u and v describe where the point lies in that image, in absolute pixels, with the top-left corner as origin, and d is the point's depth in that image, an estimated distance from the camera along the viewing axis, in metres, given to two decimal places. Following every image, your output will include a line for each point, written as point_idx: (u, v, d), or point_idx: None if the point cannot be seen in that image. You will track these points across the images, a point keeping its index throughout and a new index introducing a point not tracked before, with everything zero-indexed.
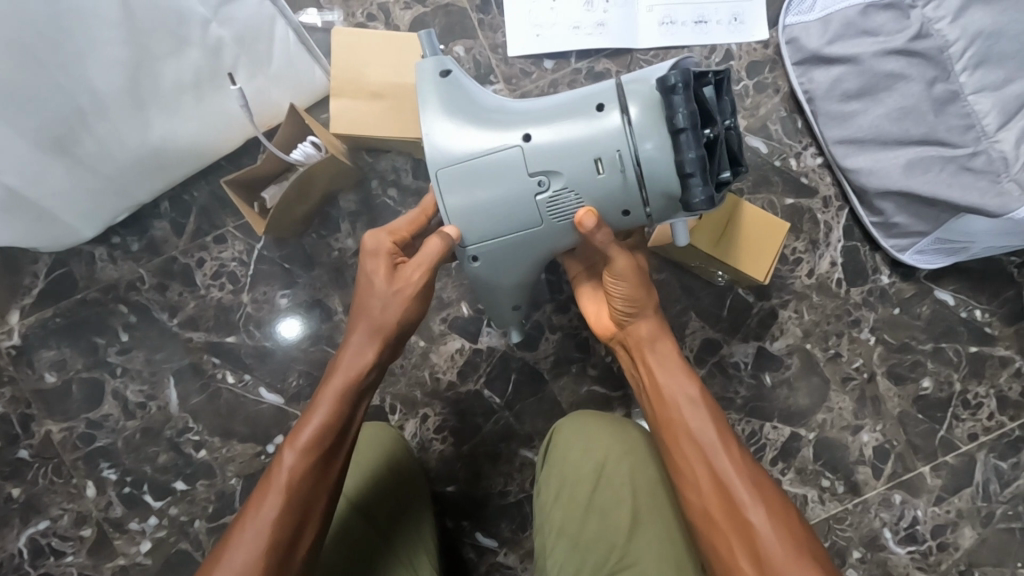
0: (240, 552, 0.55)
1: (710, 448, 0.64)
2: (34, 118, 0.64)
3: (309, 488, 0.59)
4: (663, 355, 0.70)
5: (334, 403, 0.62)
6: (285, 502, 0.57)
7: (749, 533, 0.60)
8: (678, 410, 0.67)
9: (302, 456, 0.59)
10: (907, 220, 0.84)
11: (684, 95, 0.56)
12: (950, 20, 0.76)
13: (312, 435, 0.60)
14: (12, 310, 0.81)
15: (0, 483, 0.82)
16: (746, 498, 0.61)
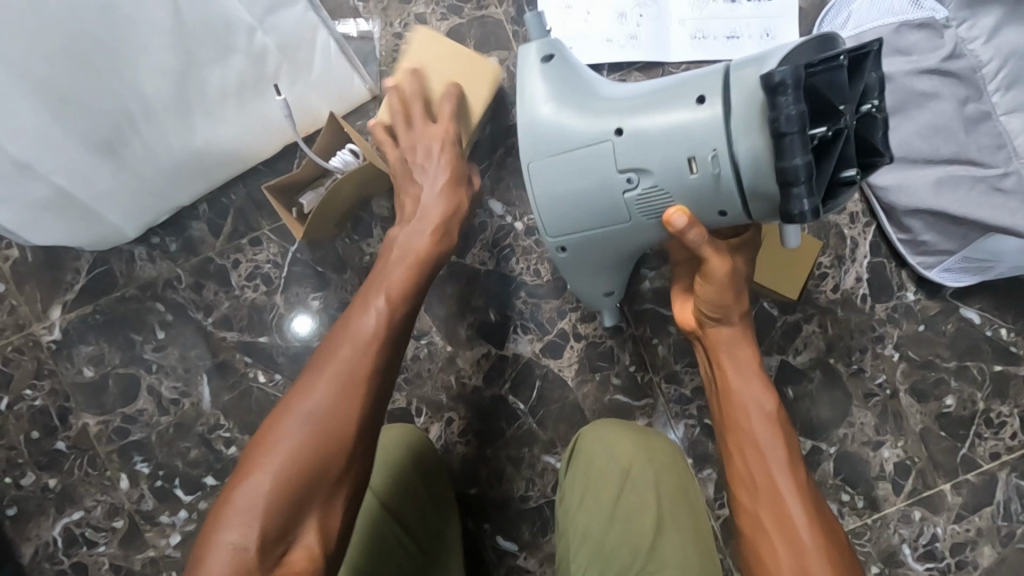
0: (326, 392, 0.56)
1: (775, 461, 0.65)
2: (84, 119, 0.66)
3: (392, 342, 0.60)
4: (739, 360, 0.70)
5: (409, 268, 0.66)
6: (372, 345, 0.58)
7: (799, 552, 0.60)
8: (747, 418, 0.67)
9: (384, 310, 0.61)
10: (934, 237, 0.84)
11: (798, 91, 0.52)
12: (983, 41, 0.79)
13: (391, 293, 0.63)
14: (54, 306, 0.84)
15: (38, 474, 0.85)
16: (800, 517, 0.62)
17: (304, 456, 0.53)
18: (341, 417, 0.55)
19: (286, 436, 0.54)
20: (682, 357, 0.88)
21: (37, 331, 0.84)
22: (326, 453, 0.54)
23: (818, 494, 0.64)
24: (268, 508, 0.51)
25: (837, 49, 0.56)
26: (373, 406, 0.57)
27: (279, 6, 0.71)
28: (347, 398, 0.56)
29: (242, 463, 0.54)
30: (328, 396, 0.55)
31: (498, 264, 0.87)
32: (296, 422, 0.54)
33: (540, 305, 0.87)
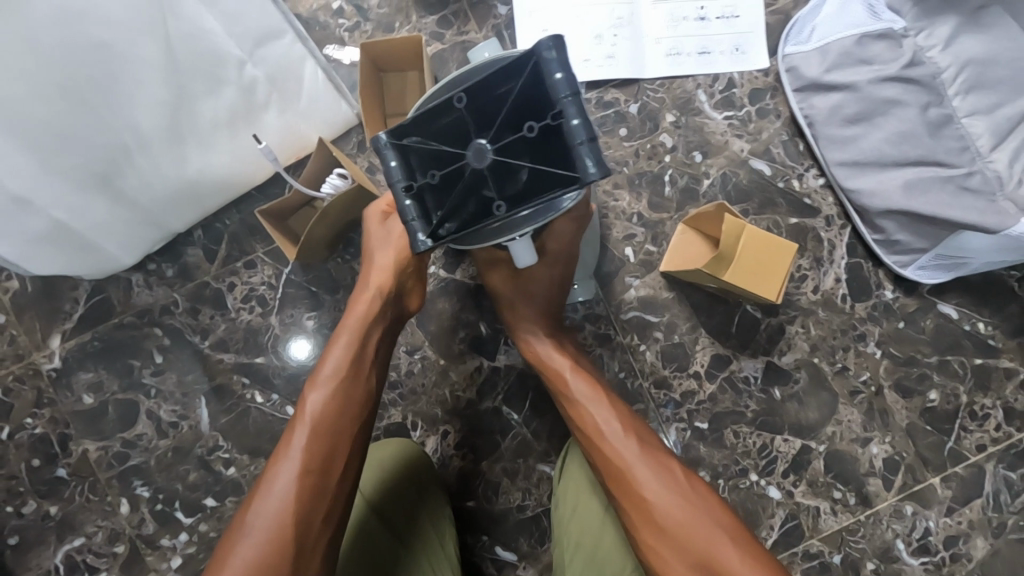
0: (286, 463, 0.61)
1: (610, 434, 0.70)
2: (81, 156, 0.68)
3: (335, 413, 0.65)
4: (557, 367, 0.76)
5: (359, 326, 0.70)
6: (321, 417, 0.64)
7: (656, 511, 0.65)
8: (577, 406, 0.73)
9: (329, 378, 0.66)
10: (907, 237, 0.86)
11: (394, 146, 0.56)
12: (942, 48, 0.81)
13: (332, 368, 0.67)
14: (53, 335, 0.85)
15: (38, 502, 0.86)
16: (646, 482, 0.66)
17: (276, 527, 0.58)
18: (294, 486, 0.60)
19: (258, 509, 0.59)
20: (670, 363, 0.90)
21: (37, 360, 0.85)
22: (289, 519, 0.59)
23: (670, 459, 0.68)
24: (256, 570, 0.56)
25: (518, 74, 0.52)
26: (321, 468, 0.62)
27: (269, 39, 0.74)
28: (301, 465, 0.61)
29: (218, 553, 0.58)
30: (284, 474, 0.61)
31: None
32: (263, 500, 0.60)
33: None
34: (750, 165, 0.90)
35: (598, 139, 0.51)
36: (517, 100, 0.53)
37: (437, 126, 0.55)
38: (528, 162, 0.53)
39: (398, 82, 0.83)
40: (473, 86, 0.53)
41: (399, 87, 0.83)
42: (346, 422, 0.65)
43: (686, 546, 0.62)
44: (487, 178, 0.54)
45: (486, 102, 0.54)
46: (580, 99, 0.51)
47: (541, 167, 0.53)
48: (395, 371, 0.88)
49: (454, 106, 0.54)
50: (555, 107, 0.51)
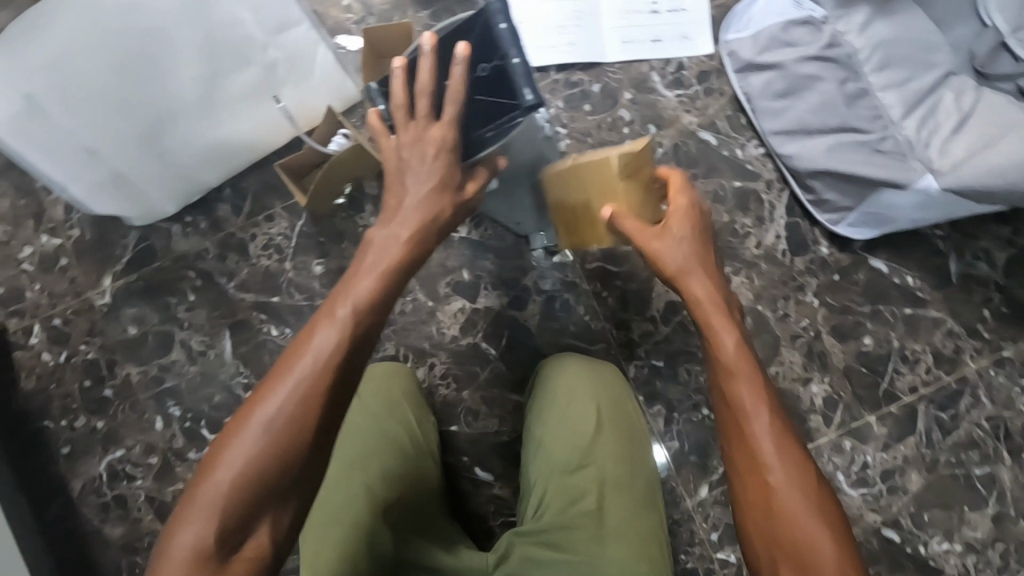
0: (291, 386, 0.57)
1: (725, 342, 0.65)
2: (137, 117, 0.85)
3: (350, 354, 0.59)
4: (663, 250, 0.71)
5: (391, 268, 0.62)
6: (331, 357, 0.58)
7: (759, 462, 0.60)
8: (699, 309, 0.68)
9: (347, 319, 0.59)
10: (835, 195, 0.99)
11: (382, 93, 0.74)
12: (857, 32, 0.95)
13: (362, 298, 0.60)
14: (105, 276, 1.01)
15: (88, 417, 1.01)
16: (759, 427, 0.60)
17: (261, 463, 0.55)
18: (293, 430, 0.56)
19: (246, 438, 0.56)
20: (629, 307, 1.04)
21: (92, 296, 1.01)
22: (286, 456, 0.56)
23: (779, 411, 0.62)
24: (228, 502, 0.54)
25: (472, 27, 0.67)
26: (333, 411, 0.58)
27: (286, 26, 0.90)
28: (305, 406, 0.56)
29: (213, 451, 0.57)
30: (286, 403, 0.56)
31: (469, 232, 1.03)
32: (254, 428, 0.56)
33: (505, 267, 1.03)
34: (698, 136, 1.04)
35: (531, 73, 0.66)
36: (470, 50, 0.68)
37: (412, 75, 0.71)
38: (479, 96, 0.68)
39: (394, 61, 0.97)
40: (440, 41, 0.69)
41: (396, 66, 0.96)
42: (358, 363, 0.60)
43: (771, 507, 0.58)
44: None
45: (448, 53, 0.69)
46: (520, 45, 0.66)
47: (487, 101, 0.68)
48: (390, 310, 1.03)
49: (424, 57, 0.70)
50: (500, 51, 0.67)
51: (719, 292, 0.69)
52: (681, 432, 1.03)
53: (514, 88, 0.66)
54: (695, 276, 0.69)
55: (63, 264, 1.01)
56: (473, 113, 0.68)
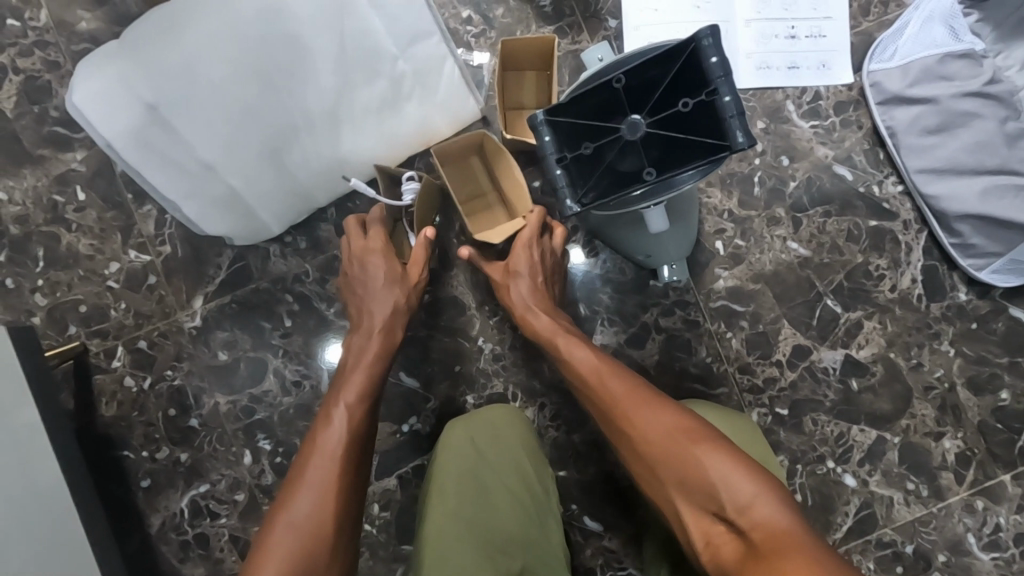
0: (314, 480, 0.66)
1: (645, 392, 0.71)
2: (260, 129, 0.80)
3: (356, 438, 0.71)
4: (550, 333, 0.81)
5: (370, 366, 0.78)
6: (340, 446, 0.69)
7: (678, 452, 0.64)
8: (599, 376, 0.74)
9: (342, 418, 0.72)
10: (983, 241, 0.93)
11: (549, 123, 0.66)
12: (1018, 68, 0.89)
13: (354, 396, 0.74)
14: (197, 296, 0.94)
15: (171, 448, 0.94)
16: (661, 431, 0.66)
17: (297, 555, 0.61)
18: (322, 517, 0.63)
19: (278, 540, 0.62)
20: (754, 350, 0.97)
21: (180, 317, 0.94)
22: (319, 541, 0.62)
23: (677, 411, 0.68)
24: None
25: (674, 58, 0.63)
26: (348, 494, 0.66)
27: (419, 38, 0.83)
28: (327, 496, 0.65)
29: (252, 562, 0.61)
30: (313, 497, 0.64)
31: (587, 264, 0.96)
32: (286, 528, 0.63)
33: (623, 302, 0.96)
34: (832, 171, 0.98)
35: (745, 112, 0.61)
36: (668, 83, 0.64)
37: (591, 104, 0.66)
38: (678, 133, 0.64)
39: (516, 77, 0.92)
40: (630, 69, 0.64)
41: (520, 82, 0.92)
42: (365, 433, 0.73)
43: (702, 491, 0.61)
44: (637, 148, 0.65)
45: (639, 82, 0.65)
46: (731, 79, 0.62)
47: (689, 140, 0.63)
48: (499, 344, 0.96)
49: (610, 85, 0.65)
50: (709, 86, 0.62)
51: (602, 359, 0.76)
52: (804, 485, 0.97)
53: (725, 127, 0.62)
54: (579, 348, 0.78)
55: (151, 282, 0.94)
56: (666, 152, 0.64)
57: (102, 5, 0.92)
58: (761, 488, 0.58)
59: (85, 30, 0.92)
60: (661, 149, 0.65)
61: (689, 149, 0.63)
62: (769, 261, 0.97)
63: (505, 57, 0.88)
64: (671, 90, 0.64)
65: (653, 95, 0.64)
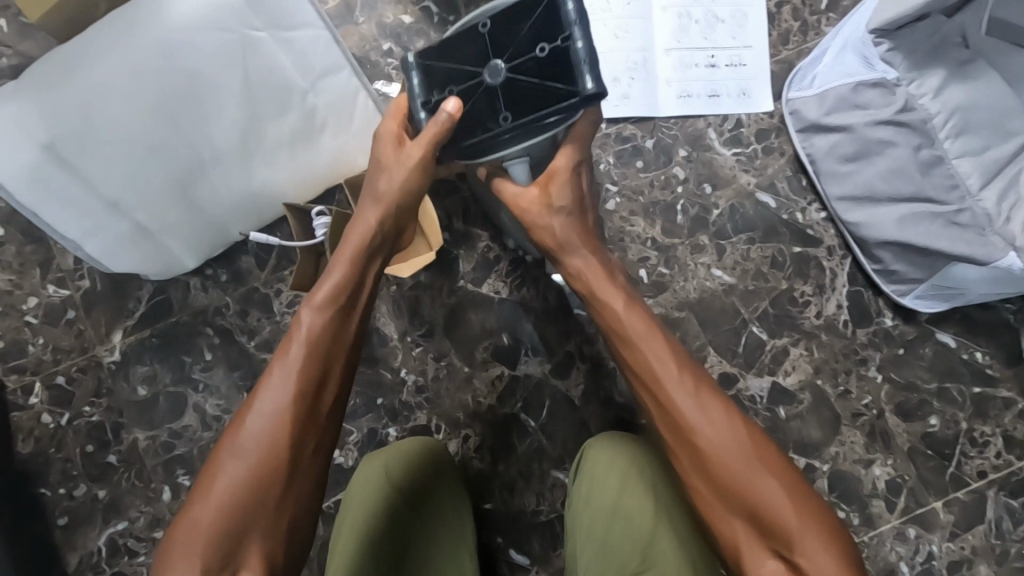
0: (277, 388, 0.60)
1: (656, 352, 0.66)
2: (163, 164, 0.81)
3: (327, 342, 0.64)
4: (601, 293, 0.71)
5: (348, 266, 0.68)
6: (285, 403, 0.60)
7: (716, 440, 0.61)
8: (628, 340, 0.68)
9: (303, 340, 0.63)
10: (904, 267, 0.92)
11: (419, 66, 0.70)
12: (932, 96, 0.86)
13: (327, 294, 0.65)
14: (116, 330, 0.94)
15: (89, 485, 0.93)
16: (687, 409, 0.62)
17: (242, 488, 0.56)
18: (275, 438, 0.58)
19: (225, 471, 0.57)
20: None
21: (100, 352, 0.93)
22: (270, 474, 0.57)
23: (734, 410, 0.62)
24: (212, 537, 0.54)
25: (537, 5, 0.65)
26: (305, 411, 0.60)
27: (329, 72, 0.85)
28: (281, 420, 0.59)
29: (199, 483, 0.57)
30: (268, 409, 0.59)
31: (510, 292, 0.96)
32: (236, 452, 0.58)
33: (547, 331, 0.96)
34: (756, 198, 0.99)
35: (596, 61, 0.64)
36: (530, 29, 0.65)
37: (461, 50, 0.68)
38: (534, 79, 0.66)
39: None
40: (495, 15, 0.66)
41: None
42: (342, 343, 0.65)
43: (733, 488, 0.59)
44: (495, 93, 0.67)
45: (504, 26, 0.66)
46: (586, 29, 0.65)
47: (546, 87, 0.65)
48: (422, 375, 0.95)
49: (477, 30, 0.67)
50: (565, 32, 0.65)
51: (640, 314, 0.69)
52: None
53: (577, 75, 0.64)
54: (621, 302, 0.70)
55: (70, 317, 0.93)
56: (522, 100, 0.66)
57: (24, 41, 0.92)
58: (790, 491, 0.58)
59: (5, 65, 0.92)
60: (520, 95, 0.66)
61: (544, 99, 0.66)
62: (694, 288, 0.97)
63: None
64: (535, 37, 0.66)
65: (516, 40, 0.66)
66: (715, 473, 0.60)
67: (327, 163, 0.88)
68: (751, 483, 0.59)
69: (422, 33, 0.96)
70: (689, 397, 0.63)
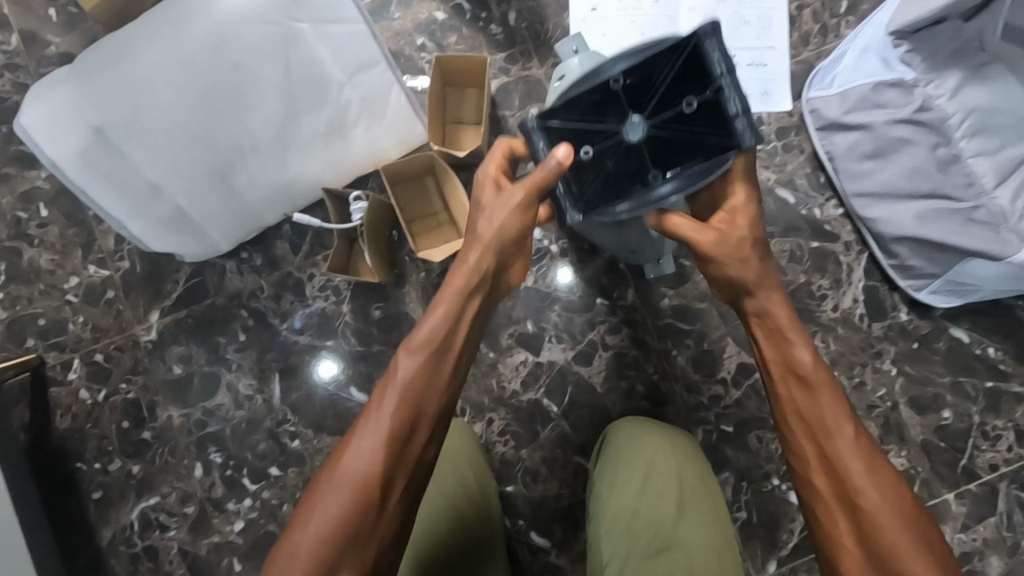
0: (376, 425, 0.61)
1: (828, 402, 0.65)
2: (206, 151, 0.85)
3: (422, 384, 0.64)
4: (789, 335, 0.69)
5: (449, 308, 0.67)
6: (382, 438, 0.61)
7: (870, 501, 0.59)
8: (804, 384, 0.66)
9: (402, 379, 0.64)
10: (921, 263, 0.94)
11: (541, 129, 0.68)
12: (948, 98, 0.87)
13: (424, 336, 0.66)
14: (153, 311, 0.96)
15: (123, 461, 0.95)
16: (846, 457, 0.62)
17: (342, 518, 0.57)
18: (370, 470, 0.59)
19: (327, 497, 0.58)
20: (700, 368, 0.98)
21: (137, 331, 0.96)
22: (364, 508, 0.58)
23: (887, 470, 0.61)
24: (310, 559, 0.56)
25: (670, 49, 0.66)
26: (398, 449, 0.61)
27: (364, 66, 0.88)
28: (377, 456, 0.60)
29: (302, 505, 0.60)
30: (368, 449, 0.60)
31: (536, 281, 0.99)
32: (333, 481, 0.59)
33: (571, 319, 0.98)
34: (775, 194, 1.02)
35: (752, 114, 0.66)
36: (670, 82, 0.67)
37: (590, 106, 0.68)
38: (679, 134, 0.68)
39: (456, 95, 0.96)
40: (627, 69, 0.67)
41: (459, 98, 0.96)
42: (437, 392, 0.65)
43: (879, 548, 0.57)
44: (641, 151, 0.68)
45: (639, 81, 0.68)
46: (733, 75, 0.66)
47: (696, 143, 0.68)
48: None
49: (608, 85, 0.67)
50: (712, 83, 0.66)
51: (819, 364, 0.67)
52: (748, 502, 0.97)
53: (732, 128, 0.66)
54: (802, 345, 0.68)
55: (109, 297, 0.96)
56: (668, 157, 0.69)
57: (71, 30, 0.96)
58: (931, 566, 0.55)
59: (53, 53, 0.95)
60: (664, 153, 0.69)
61: (693, 151, 0.68)
62: None
63: (443, 73, 0.92)
64: (676, 88, 0.67)
65: (651, 95, 0.67)
66: (868, 530, 0.58)
67: (360, 153, 0.90)
68: (859, 489, 0.60)
69: (454, 29, 0.99)
70: (859, 457, 0.62)
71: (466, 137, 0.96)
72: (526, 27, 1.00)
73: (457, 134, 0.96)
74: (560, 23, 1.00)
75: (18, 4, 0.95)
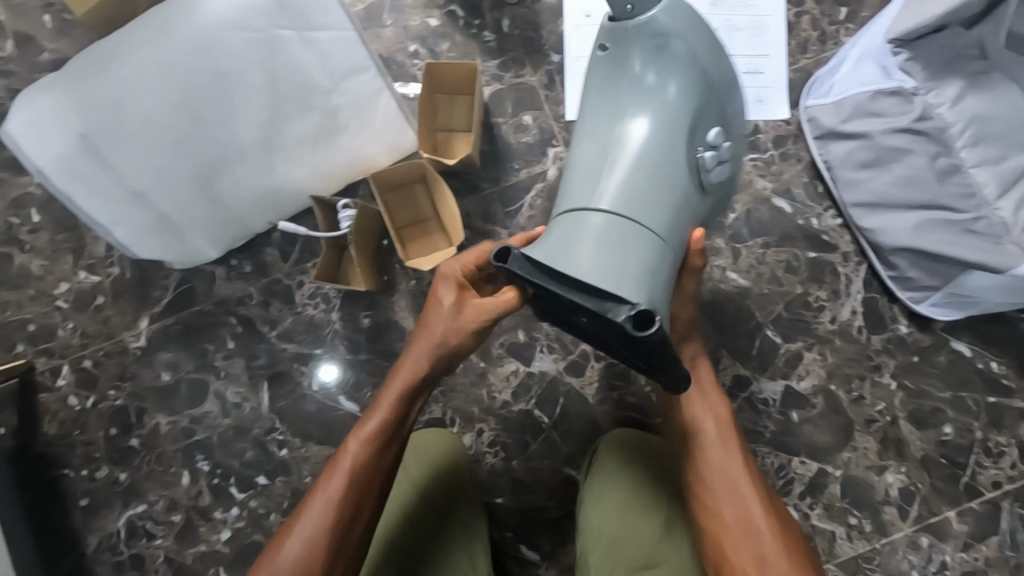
0: (315, 518, 0.65)
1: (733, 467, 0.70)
2: (189, 157, 0.84)
3: (364, 481, 0.68)
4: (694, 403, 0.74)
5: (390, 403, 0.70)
6: (319, 533, 0.65)
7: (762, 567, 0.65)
8: (712, 451, 0.72)
9: (345, 473, 0.67)
10: (918, 274, 0.93)
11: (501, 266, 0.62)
12: (949, 106, 0.87)
13: (372, 430, 0.69)
14: (142, 317, 0.96)
15: (110, 468, 0.95)
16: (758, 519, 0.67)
17: None
18: (308, 563, 0.64)
19: None
20: None
21: (126, 338, 0.96)
22: None
23: (801, 549, 0.66)
24: None
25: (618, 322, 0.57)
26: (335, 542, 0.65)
27: (353, 72, 0.87)
28: (317, 551, 0.64)
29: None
30: (303, 543, 0.64)
31: None
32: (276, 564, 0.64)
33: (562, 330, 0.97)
34: (772, 203, 1.00)
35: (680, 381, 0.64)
36: (613, 333, 0.61)
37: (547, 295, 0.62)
38: (609, 348, 0.65)
39: (448, 102, 0.95)
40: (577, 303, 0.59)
41: (451, 105, 0.95)
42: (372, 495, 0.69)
43: None
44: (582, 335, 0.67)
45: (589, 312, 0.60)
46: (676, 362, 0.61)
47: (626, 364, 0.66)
48: None
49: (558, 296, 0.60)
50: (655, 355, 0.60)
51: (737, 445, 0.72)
52: None
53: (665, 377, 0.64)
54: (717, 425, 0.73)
55: (98, 303, 0.96)
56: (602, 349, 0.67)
57: (63, 37, 0.96)
58: None
59: (46, 59, 0.95)
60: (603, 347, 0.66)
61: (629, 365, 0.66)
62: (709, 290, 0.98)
63: (433, 80, 0.92)
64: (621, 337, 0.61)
65: (590, 325, 0.62)
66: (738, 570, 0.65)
67: (349, 158, 0.90)
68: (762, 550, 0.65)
69: (446, 36, 0.99)
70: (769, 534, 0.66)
71: (458, 146, 0.95)
72: (519, 34, 0.99)
73: (447, 142, 0.95)
74: (554, 30, 0.99)
75: (12, 10, 0.96)
